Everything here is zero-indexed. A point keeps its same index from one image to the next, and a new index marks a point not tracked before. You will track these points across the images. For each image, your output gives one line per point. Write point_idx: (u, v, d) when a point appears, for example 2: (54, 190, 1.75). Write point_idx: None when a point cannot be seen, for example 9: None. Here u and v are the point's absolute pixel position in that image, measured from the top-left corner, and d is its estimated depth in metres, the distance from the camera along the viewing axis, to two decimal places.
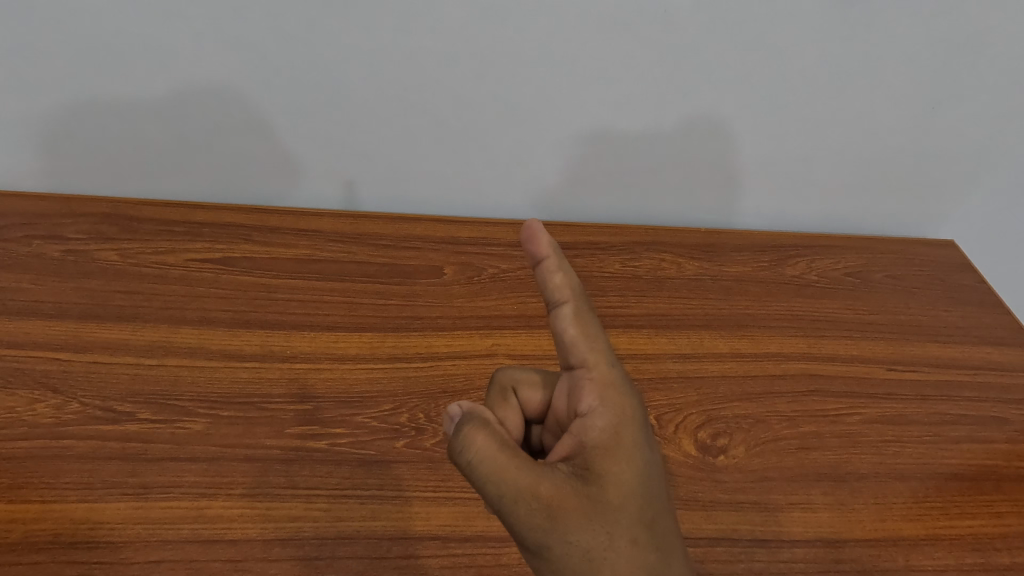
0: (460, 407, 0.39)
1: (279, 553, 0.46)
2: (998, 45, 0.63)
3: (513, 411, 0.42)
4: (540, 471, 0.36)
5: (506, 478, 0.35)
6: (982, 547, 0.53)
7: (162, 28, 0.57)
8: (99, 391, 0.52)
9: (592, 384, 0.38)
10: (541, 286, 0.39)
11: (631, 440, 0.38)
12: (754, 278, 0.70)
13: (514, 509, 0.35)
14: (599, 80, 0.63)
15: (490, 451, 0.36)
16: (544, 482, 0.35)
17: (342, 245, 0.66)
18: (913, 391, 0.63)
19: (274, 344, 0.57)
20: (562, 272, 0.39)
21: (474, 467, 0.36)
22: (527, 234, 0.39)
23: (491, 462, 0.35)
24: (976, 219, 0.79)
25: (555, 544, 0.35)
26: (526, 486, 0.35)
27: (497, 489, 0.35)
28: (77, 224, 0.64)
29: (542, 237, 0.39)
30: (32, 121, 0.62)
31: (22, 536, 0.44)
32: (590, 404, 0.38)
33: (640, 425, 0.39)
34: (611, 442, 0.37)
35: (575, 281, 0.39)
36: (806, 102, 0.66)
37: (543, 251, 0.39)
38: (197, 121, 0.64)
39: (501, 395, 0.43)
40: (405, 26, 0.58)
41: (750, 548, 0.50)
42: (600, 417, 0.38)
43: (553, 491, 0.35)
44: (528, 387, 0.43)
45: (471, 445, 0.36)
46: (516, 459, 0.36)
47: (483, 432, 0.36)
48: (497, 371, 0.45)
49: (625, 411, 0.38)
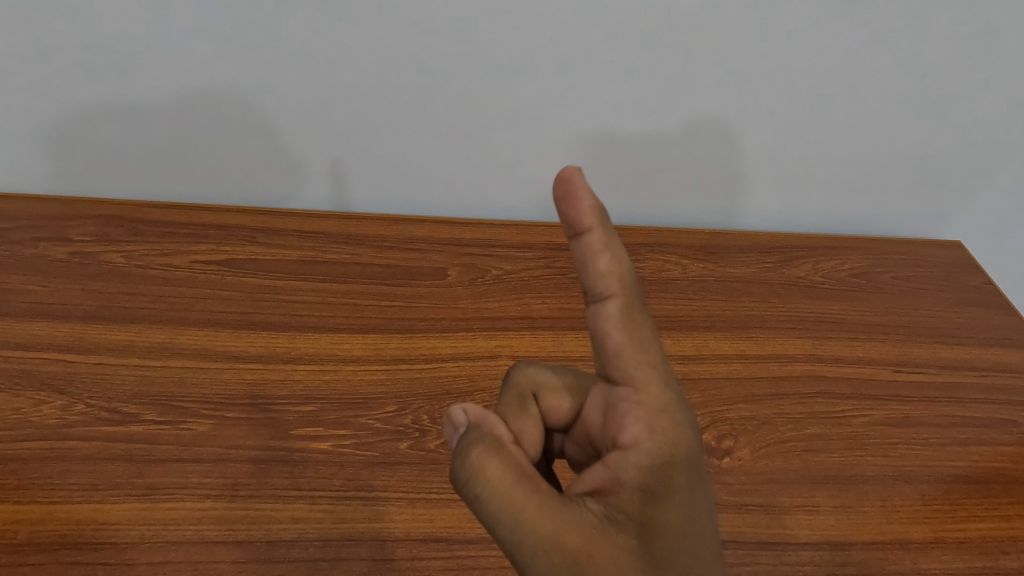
0: (466, 413, 0.38)
1: (282, 554, 0.46)
2: (1006, 42, 0.62)
3: (533, 420, 0.41)
4: (562, 517, 0.34)
5: (525, 521, 0.34)
6: (991, 550, 0.52)
7: (173, 32, 0.57)
8: (105, 393, 0.52)
9: (638, 409, 0.36)
10: (584, 269, 0.36)
11: (677, 479, 0.36)
12: (759, 279, 0.70)
13: (534, 557, 0.33)
14: (604, 82, 0.63)
15: (505, 483, 0.34)
16: (570, 532, 0.34)
17: (347, 246, 0.66)
18: (919, 393, 0.62)
19: (278, 345, 0.57)
20: (606, 255, 0.36)
21: (485, 502, 0.34)
22: (568, 204, 0.35)
23: (505, 500, 0.34)
24: (983, 219, 0.78)
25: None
26: (547, 533, 0.33)
27: (513, 533, 0.34)
28: (83, 226, 0.64)
29: (586, 212, 0.35)
30: (35, 125, 0.63)
31: (28, 537, 0.44)
32: (634, 435, 0.36)
33: (691, 462, 0.36)
34: (655, 483, 0.35)
35: (622, 268, 0.36)
36: (810, 100, 0.66)
37: (587, 227, 0.35)
38: (206, 124, 0.64)
39: (521, 402, 0.42)
40: (406, 28, 0.58)
41: (756, 552, 0.50)
42: (643, 452, 0.36)
43: (579, 540, 0.34)
44: (551, 395, 0.42)
45: (484, 476, 0.35)
46: (534, 498, 0.34)
47: (495, 461, 0.35)
48: (513, 370, 0.43)
49: (675, 445, 0.36)
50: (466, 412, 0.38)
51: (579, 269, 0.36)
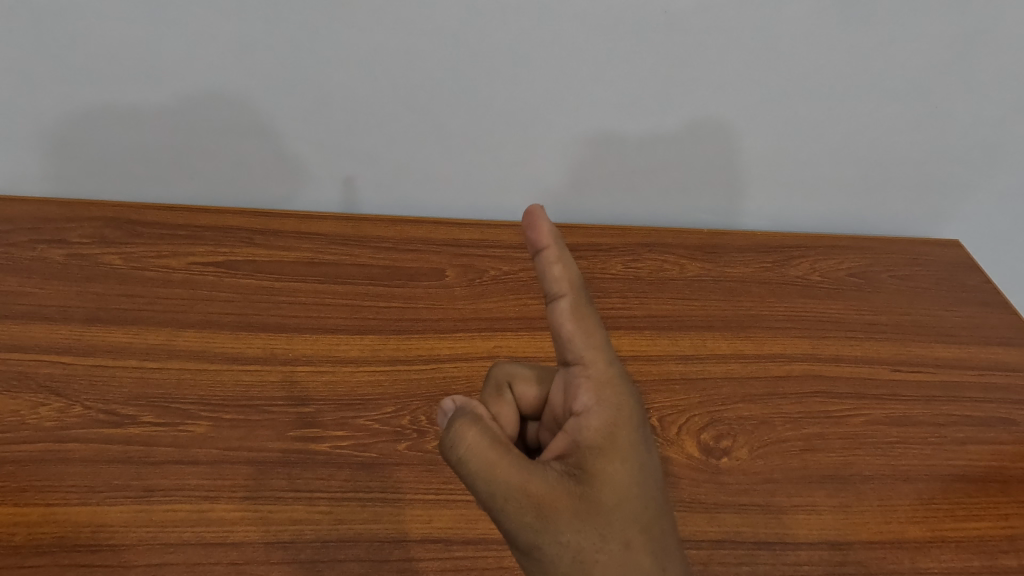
0: (454, 401, 0.40)
1: (280, 556, 0.46)
2: (1002, 41, 0.62)
3: (508, 406, 0.43)
4: (532, 468, 0.35)
5: (497, 476, 0.35)
6: (989, 549, 0.52)
7: (169, 33, 0.57)
8: (102, 395, 0.52)
9: (589, 383, 0.38)
10: (539, 277, 0.38)
11: (628, 440, 0.37)
12: (757, 278, 0.70)
13: (506, 507, 0.35)
14: (600, 82, 0.63)
15: (482, 446, 0.36)
16: (537, 480, 0.35)
17: (345, 247, 0.66)
18: (918, 392, 0.62)
19: (276, 348, 0.57)
20: (561, 263, 0.38)
21: (464, 463, 0.36)
22: (528, 219, 0.37)
23: (482, 458, 0.35)
24: (980, 218, 0.78)
25: (544, 544, 0.34)
26: (518, 484, 0.35)
27: (488, 487, 0.35)
28: (80, 228, 0.64)
29: (542, 227, 0.37)
30: (31, 129, 0.63)
31: (25, 540, 0.44)
32: (585, 403, 0.37)
33: (638, 424, 0.38)
34: (606, 442, 0.36)
35: (574, 273, 0.38)
36: (805, 99, 0.66)
37: (544, 238, 0.37)
38: (201, 127, 0.64)
39: (497, 391, 0.43)
40: (401, 29, 0.58)
41: (754, 551, 0.50)
42: (596, 415, 0.37)
43: (544, 488, 0.35)
44: (523, 381, 0.43)
45: (463, 441, 0.36)
46: (508, 456, 0.36)
47: (475, 428, 0.36)
48: (493, 366, 0.45)
49: (623, 410, 0.38)
50: (453, 402, 0.41)
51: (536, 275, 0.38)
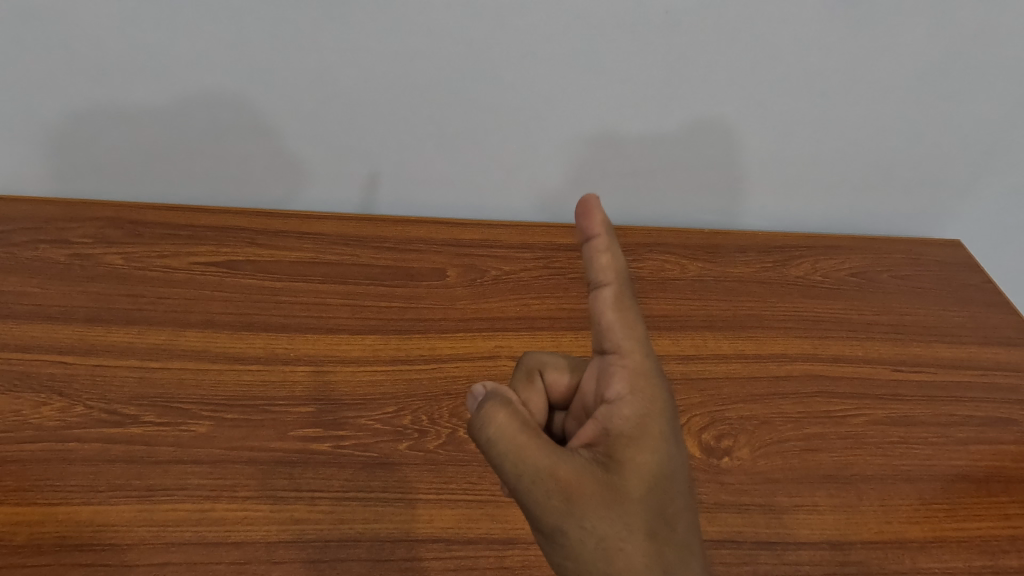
0: (485, 387, 0.41)
1: (281, 555, 0.46)
2: (1006, 41, 0.62)
3: (538, 394, 0.43)
4: (560, 453, 0.36)
5: (525, 457, 0.35)
6: (990, 549, 0.52)
7: (176, 33, 0.57)
8: (104, 395, 0.52)
9: (623, 372, 0.38)
10: (586, 263, 0.38)
11: (658, 430, 0.37)
12: (758, 278, 0.70)
13: (532, 488, 0.35)
14: (602, 82, 0.63)
15: (511, 428, 0.36)
16: (564, 464, 0.35)
17: (347, 247, 0.66)
18: (919, 392, 0.62)
19: (278, 347, 0.57)
20: (610, 254, 0.38)
21: (492, 443, 0.36)
22: (581, 205, 0.38)
23: (511, 439, 0.36)
24: (983, 218, 0.78)
25: (568, 529, 0.34)
26: (546, 466, 0.35)
27: (516, 467, 0.35)
28: (83, 228, 0.64)
29: (595, 214, 0.37)
30: (35, 128, 0.63)
31: (26, 539, 0.44)
32: (618, 391, 0.38)
33: (669, 416, 0.38)
34: (635, 430, 0.37)
35: (622, 265, 0.38)
36: (808, 99, 0.65)
37: (595, 225, 0.37)
38: (206, 126, 0.64)
39: (527, 378, 0.44)
40: (405, 29, 0.58)
41: (755, 551, 0.50)
42: (628, 405, 0.37)
43: (572, 474, 0.35)
44: (555, 370, 0.44)
45: (492, 421, 0.37)
46: (537, 439, 0.36)
47: (505, 410, 0.37)
48: (527, 355, 0.46)
49: (655, 402, 0.38)
50: (484, 387, 0.41)
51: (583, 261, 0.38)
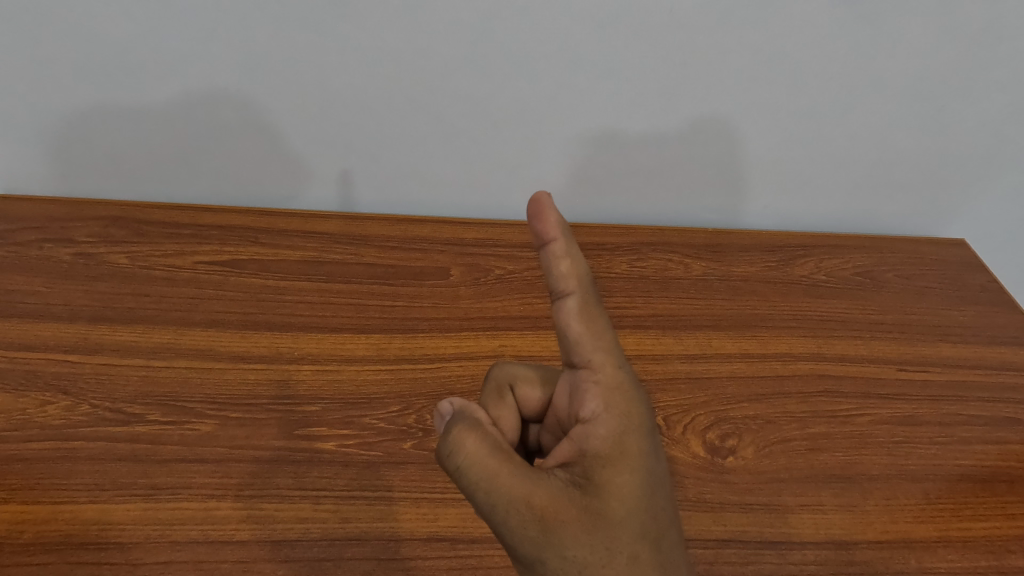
0: (452, 405, 0.41)
1: (288, 554, 0.46)
2: (1009, 40, 0.62)
3: (509, 409, 0.43)
4: (534, 478, 0.35)
5: (499, 486, 0.35)
6: (996, 549, 0.52)
7: (175, 30, 0.57)
8: (109, 393, 0.52)
9: (596, 389, 0.38)
10: (547, 272, 0.37)
11: (636, 449, 0.37)
12: (763, 278, 0.70)
13: (506, 518, 0.34)
14: (606, 81, 0.63)
15: (480, 454, 0.36)
16: (540, 491, 0.35)
17: (350, 247, 0.66)
18: (925, 391, 0.62)
19: (283, 345, 0.57)
20: (569, 259, 0.37)
21: (463, 471, 0.36)
22: (535, 210, 0.37)
23: (481, 467, 0.35)
24: (987, 218, 0.78)
25: (548, 557, 0.34)
26: (521, 495, 0.34)
27: (489, 496, 0.35)
28: (87, 227, 0.64)
29: (549, 219, 0.36)
30: (35, 127, 0.63)
31: (33, 537, 0.45)
32: (593, 409, 0.37)
33: (647, 431, 0.38)
34: (614, 451, 0.36)
35: (582, 270, 0.37)
36: (811, 97, 0.65)
37: (551, 232, 0.37)
38: (207, 126, 0.64)
39: (498, 392, 0.44)
40: (408, 29, 0.58)
41: (759, 551, 0.50)
42: (603, 424, 0.37)
43: (549, 501, 0.35)
44: (525, 384, 0.43)
45: (461, 448, 0.36)
46: (508, 466, 0.35)
47: (475, 435, 0.36)
48: (495, 366, 0.45)
49: (631, 418, 0.37)
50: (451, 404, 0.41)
51: (543, 271, 0.37)
